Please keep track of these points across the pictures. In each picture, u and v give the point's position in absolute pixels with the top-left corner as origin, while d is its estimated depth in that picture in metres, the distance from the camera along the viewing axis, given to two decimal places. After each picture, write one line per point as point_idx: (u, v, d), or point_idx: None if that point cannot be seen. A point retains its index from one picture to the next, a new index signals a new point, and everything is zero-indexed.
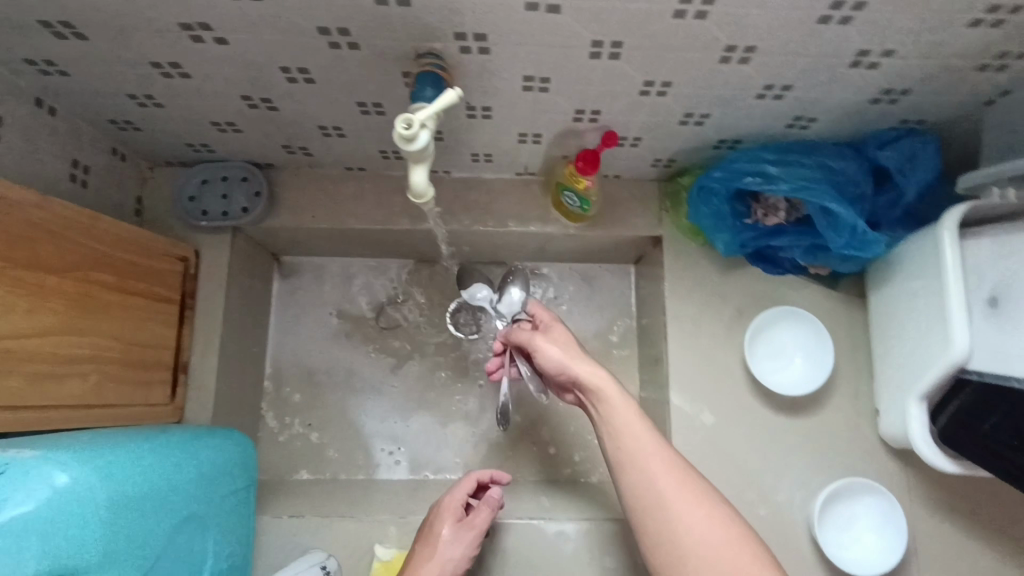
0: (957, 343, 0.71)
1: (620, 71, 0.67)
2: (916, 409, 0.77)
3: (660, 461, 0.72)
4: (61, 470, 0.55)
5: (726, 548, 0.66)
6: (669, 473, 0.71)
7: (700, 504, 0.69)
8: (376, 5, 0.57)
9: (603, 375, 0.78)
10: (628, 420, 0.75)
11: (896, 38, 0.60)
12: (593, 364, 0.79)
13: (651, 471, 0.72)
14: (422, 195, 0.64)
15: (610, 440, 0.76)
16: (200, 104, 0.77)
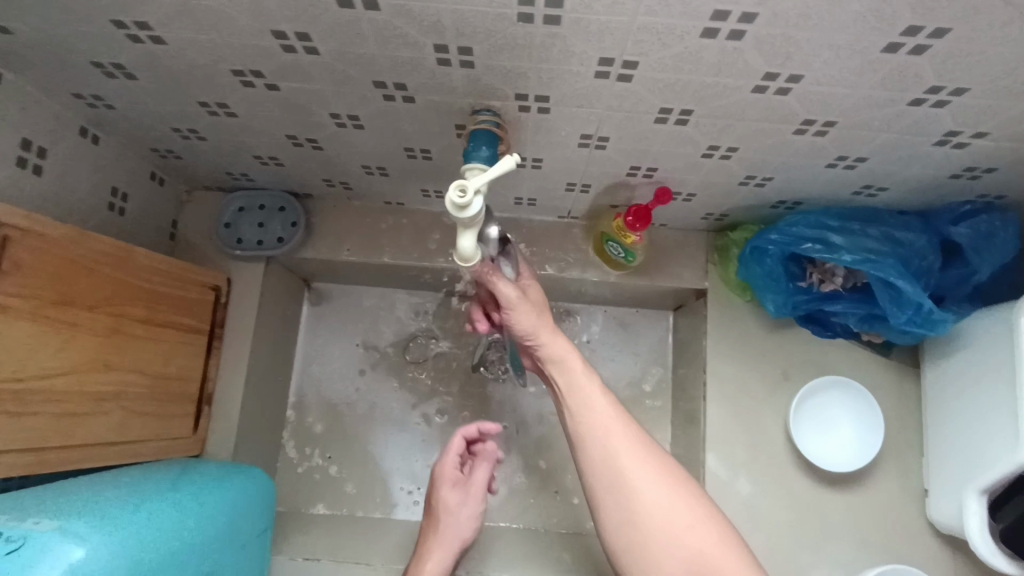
0: None
1: (684, 135, 0.63)
2: (975, 503, 0.74)
3: (620, 433, 0.69)
4: (76, 545, 0.54)
5: (705, 546, 0.65)
6: (633, 448, 0.69)
7: (666, 483, 0.68)
8: (437, 64, 0.54)
9: (571, 353, 0.72)
10: (587, 392, 0.71)
11: (991, 122, 0.56)
12: (558, 334, 0.72)
13: (614, 447, 0.68)
14: (469, 259, 0.60)
15: (569, 418, 0.72)
16: (243, 139, 0.74)
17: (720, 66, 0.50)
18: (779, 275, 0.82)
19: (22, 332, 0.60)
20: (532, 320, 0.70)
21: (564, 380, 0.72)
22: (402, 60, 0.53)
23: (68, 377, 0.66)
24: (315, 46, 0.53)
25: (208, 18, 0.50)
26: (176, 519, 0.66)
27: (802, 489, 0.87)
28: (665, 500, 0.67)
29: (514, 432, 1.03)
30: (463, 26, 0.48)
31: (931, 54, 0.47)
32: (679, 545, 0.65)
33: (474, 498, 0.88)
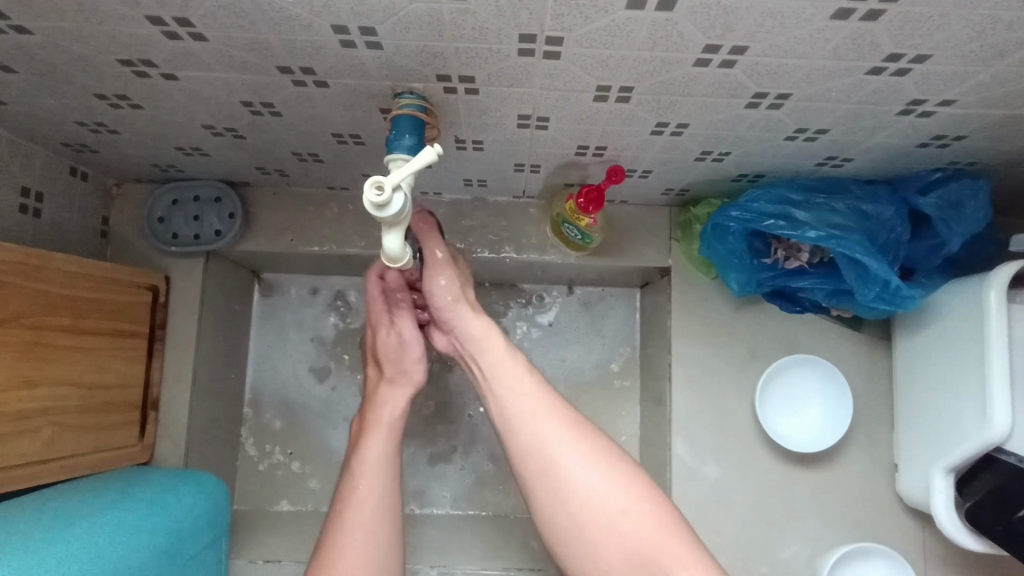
0: (997, 418, 0.64)
1: (629, 113, 0.58)
2: (942, 480, 0.71)
3: (547, 417, 0.65)
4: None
5: (638, 518, 0.61)
6: (563, 433, 0.64)
7: (602, 469, 0.63)
8: (342, 47, 0.48)
9: (492, 333, 0.70)
10: (512, 373, 0.68)
11: (958, 88, 0.51)
12: (480, 314, 0.71)
13: (541, 431, 0.64)
14: (399, 258, 0.56)
15: (496, 403, 0.68)
16: (157, 131, 0.68)
17: (654, 40, 0.45)
18: (742, 252, 0.78)
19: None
20: (448, 291, 0.71)
21: (488, 361, 0.69)
22: (302, 43, 0.48)
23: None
24: (200, 31, 0.47)
25: (70, 5, 0.44)
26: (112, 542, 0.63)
27: (770, 468, 0.85)
28: (600, 485, 0.62)
29: (480, 420, 1.01)
30: (359, 4, 0.42)
31: (888, 19, 0.41)
32: (615, 530, 0.60)
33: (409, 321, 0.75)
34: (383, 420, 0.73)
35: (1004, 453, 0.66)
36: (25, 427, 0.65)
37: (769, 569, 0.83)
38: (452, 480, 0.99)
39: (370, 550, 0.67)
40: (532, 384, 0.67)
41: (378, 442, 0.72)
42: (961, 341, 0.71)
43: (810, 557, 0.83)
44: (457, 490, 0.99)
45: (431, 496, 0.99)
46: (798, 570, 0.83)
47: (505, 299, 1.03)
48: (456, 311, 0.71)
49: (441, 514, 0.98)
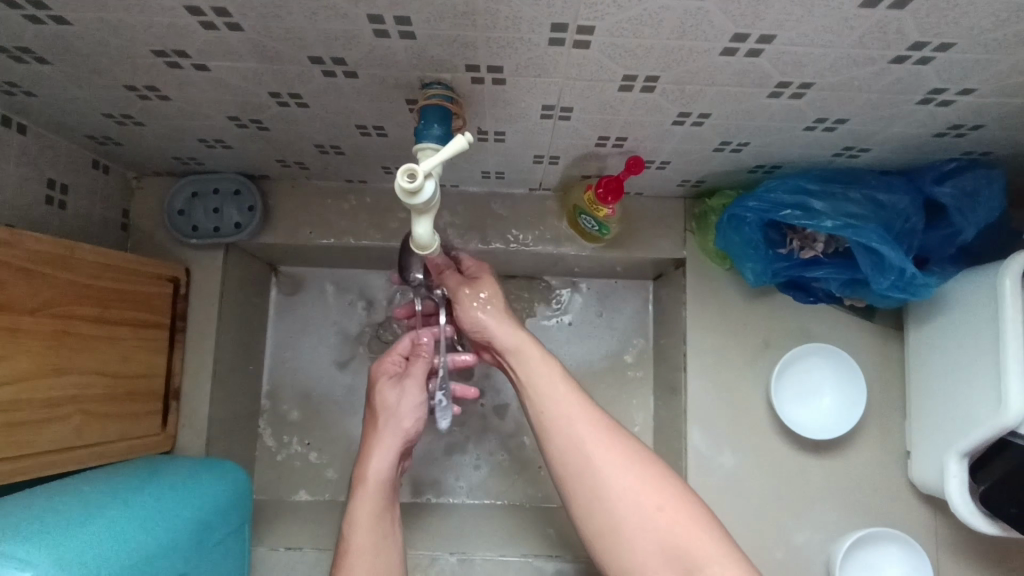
0: (1014, 408, 0.65)
1: (652, 103, 0.59)
2: (956, 466, 0.72)
3: (583, 418, 0.69)
4: (24, 567, 0.53)
5: (668, 513, 0.64)
6: (597, 435, 0.68)
7: (634, 468, 0.67)
8: (375, 37, 0.49)
9: (527, 343, 0.74)
10: (548, 381, 0.72)
11: (979, 77, 0.52)
12: (516, 327, 0.76)
13: (579, 433, 0.69)
14: (427, 246, 0.56)
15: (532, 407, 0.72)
16: (182, 123, 0.69)
17: (683, 29, 0.46)
18: (758, 243, 0.80)
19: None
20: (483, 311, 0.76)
21: (523, 371, 0.74)
22: (336, 32, 0.48)
23: (17, 385, 0.62)
24: (236, 21, 0.47)
25: None
26: (140, 527, 0.65)
27: (785, 457, 0.86)
28: (636, 481, 0.66)
29: (494, 411, 1.02)
30: None
31: (915, 7, 0.42)
32: (649, 524, 0.64)
33: (415, 386, 0.78)
34: (371, 480, 0.76)
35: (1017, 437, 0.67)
36: (53, 413, 0.67)
37: (784, 555, 0.84)
38: (468, 470, 1.00)
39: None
40: (567, 389, 0.71)
41: (366, 501, 0.75)
42: (958, 350, 0.74)
43: (824, 543, 0.85)
44: (473, 479, 1.00)
45: (447, 486, 1.00)
46: (812, 555, 0.85)
47: (519, 291, 1.04)
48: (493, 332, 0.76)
49: (457, 503, 0.99)
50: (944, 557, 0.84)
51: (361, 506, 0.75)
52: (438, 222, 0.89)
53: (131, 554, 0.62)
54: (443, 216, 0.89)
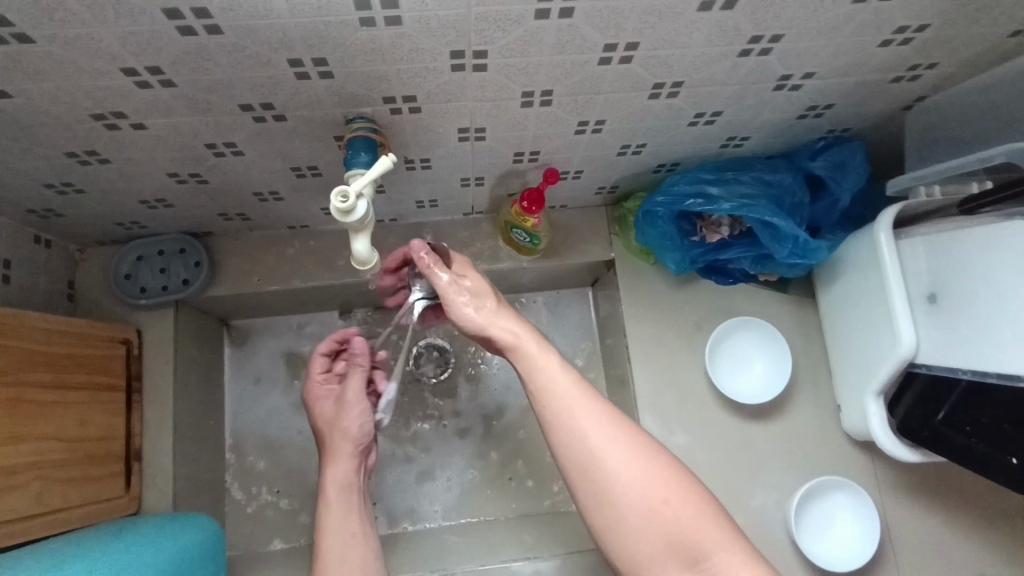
0: (906, 340, 0.74)
1: (553, 115, 0.67)
2: (875, 405, 0.80)
3: (590, 415, 0.67)
4: None
5: (676, 507, 0.63)
6: (603, 430, 0.66)
7: (640, 459, 0.65)
8: (298, 79, 0.55)
9: (523, 336, 0.70)
10: (549, 373, 0.69)
11: (814, 61, 0.62)
12: (510, 320, 0.71)
13: (588, 431, 0.66)
14: (367, 262, 0.61)
15: (539, 407, 0.69)
16: (123, 185, 0.73)
17: (562, 44, 0.54)
18: (673, 234, 0.88)
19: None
20: (474, 311, 0.71)
21: (525, 368, 0.70)
22: (261, 79, 0.54)
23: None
24: (169, 77, 0.53)
25: (52, 65, 0.50)
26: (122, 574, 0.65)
27: (732, 427, 0.93)
28: (643, 475, 0.64)
29: (460, 431, 1.05)
30: (311, 38, 0.50)
31: (742, 6, 0.52)
32: (660, 522, 0.63)
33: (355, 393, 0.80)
34: (331, 490, 0.79)
35: (917, 367, 0.77)
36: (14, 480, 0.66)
37: (745, 520, 0.90)
38: (441, 493, 1.02)
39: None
40: (572, 384, 0.68)
41: (332, 512, 0.78)
42: (869, 288, 0.81)
43: (779, 502, 0.91)
44: (446, 502, 1.02)
45: (422, 512, 1.01)
46: (770, 516, 0.90)
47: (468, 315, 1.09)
48: (489, 330, 0.71)
49: (434, 527, 1.01)
50: (887, 496, 0.91)
51: (328, 521, 0.78)
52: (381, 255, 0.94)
53: None
54: (385, 249, 0.94)
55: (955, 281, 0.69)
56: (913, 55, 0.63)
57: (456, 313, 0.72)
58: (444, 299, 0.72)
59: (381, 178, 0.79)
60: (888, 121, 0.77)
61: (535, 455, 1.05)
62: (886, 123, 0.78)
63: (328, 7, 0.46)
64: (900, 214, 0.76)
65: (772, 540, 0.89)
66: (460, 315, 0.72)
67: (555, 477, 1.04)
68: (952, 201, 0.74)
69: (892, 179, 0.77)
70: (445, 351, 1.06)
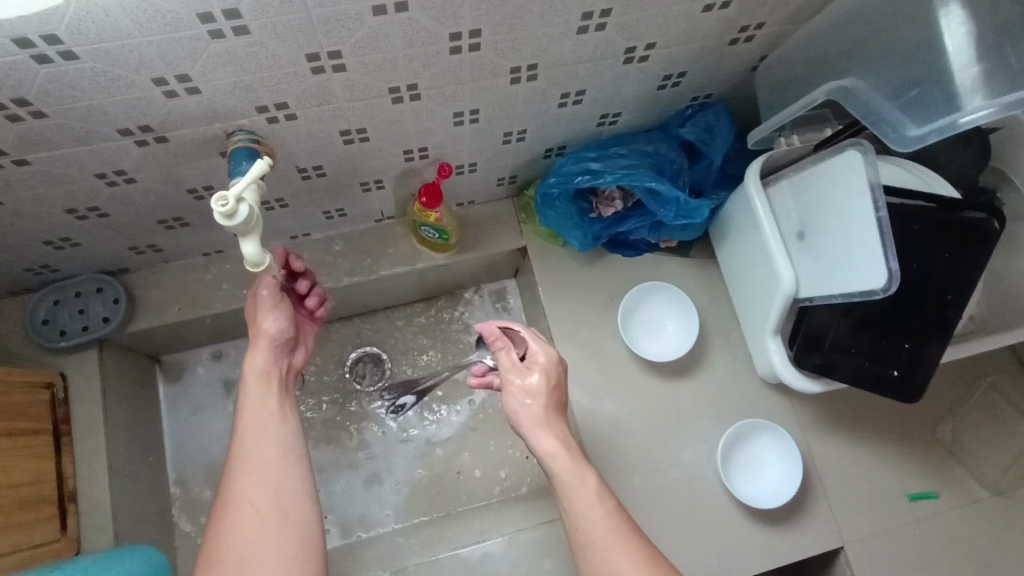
0: (784, 277, 0.79)
1: (427, 109, 0.72)
2: (774, 344, 0.84)
3: (621, 542, 0.65)
4: None
5: None
6: (629, 559, 0.64)
7: None
8: (167, 98, 0.59)
9: (582, 467, 0.70)
10: (590, 503, 0.68)
11: (650, 31, 0.68)
12: (573, 448, 0.72)
13: (613, 556, 0.64)
14: (260, 264, 0.65)
15: (573, 533, 0.68)
16: (23, 227, 0.75)
17: (409, 38, 0.59)
18: (571, 213, 0.93)
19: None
20: (547, 433, 0.72)
21: (572, 500, 0.69)
22: (130, 101, 0.58)
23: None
24: (39, 108, 0.56)
25: None
26: None
27: (655, 388, 0.97)
28: None
29: (403, 434, 1.07)
30: (167, 54, 0.53)
31: None
32: None
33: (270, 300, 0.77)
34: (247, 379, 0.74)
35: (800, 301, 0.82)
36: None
37: (678, 474, 0.94)
38: (391, 497, 1.04)
39: (265, 512, 0.64)
40: (609, 515, 0.67)
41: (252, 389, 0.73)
42: (751, 236, 0.86)
43: (709, 453, 0.95)
44: (396, 504, 1.04)
45: (374, 517, 1.03)
46: (701, 468, 0.94)
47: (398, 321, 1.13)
48: (551, 443, 0.72)
49: (388, 531, 1.02)
50: (806, 432, 0.97)
51: (247, 397, 0.73)
52: None
53: None
54: (303, 264, 0.97)
55: (819, 216, 0.75)
56: (739, 17, 0.70)
57: (531, 428, 0.73)
58: (504, 380, 0.75)
59: (280, 191, 0.82)
60: (741, 82, 0.84)
61: (480, 446, 1.08)
62: (741, 85, 0.85)
63: (174, 22, 0.50)
64: (766, 165, 0.83)
65: (704, 489, 0.93)
66: (530, 424, 0.73)
67: (500, 465, 1.07)
68: (809, 148, 0.82)
69: (751, 132, 0.83)
70: (381, 358, 1.11)
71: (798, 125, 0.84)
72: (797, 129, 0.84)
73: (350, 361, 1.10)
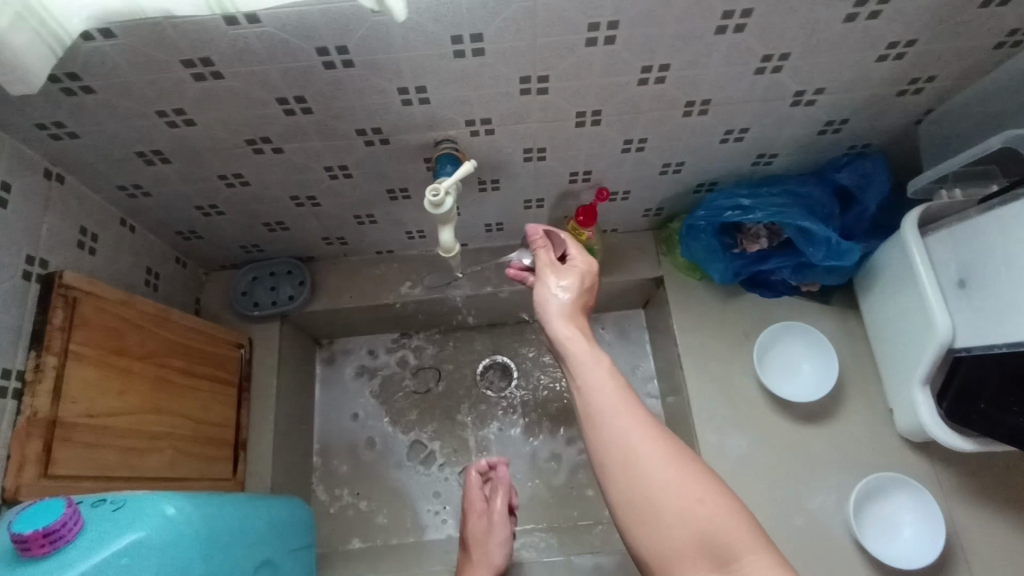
0: (940, 325, 0.79)
1: (603, 135, 0.81)
2: (921, 395, 0.84)
3: (630, 415, 0.68)
4: (168, 502, 0.62)
5: (698, 504, 0.62)
6: (647, 434, 0.67)
7: (677, 465, 0.65)
8: (401, 105, 0.71)
9: (593, 350, 0.75)
10: (601, 378, 0.72)
11: (822, 77, 0.74)
12: (583, 333, 0.77)
13: (624, 426, 0.67)
14: (450, 249, 0.76)
15: (583, 405, 0.71)
16: (254, 207, 0.91)
17: (608, 67, 0.68)
18: (716, 247, 0.98)
19: (88, 377, 0.70)
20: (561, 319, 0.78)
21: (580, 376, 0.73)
22: (375, 105, 0.71)
23: (132, 416, 0.76)
24: (309, 105, 0.70)
25: (228, 97, 0.68)
26: (242, 509, 0.75)
27: (785, 430, 0.97)
28: (674, 474, 0.64)
29: (524, 442, 1.13)
30: (415, 68, 0.66)
31: (750, 29, 0.65)
32: (685, 515, 0.62)
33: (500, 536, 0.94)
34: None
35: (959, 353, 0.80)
36: (156, 444, 0.79)
37: (803, 520, 0.92)
38: None
39: None
40: (620, 390, 0.71)
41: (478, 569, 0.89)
42: (903, 286, 0.87)
43: (838, 504, 0.92)
44: None
45: None
46: (830, 518, 0.92)
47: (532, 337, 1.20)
48: (571, 331, 0.77)
49: None
50: (950, 500, 0.92)
51: None
52: (455, 275, 1.08)
53: (236, 527, 0.71)
54: (458, 270, 1.08)
55: (981, 266, 0.76)
56: (912, 69, 0.74)
57: (552, 319, 0.79)
58: (539, 272, 0.82)
59: (458, 200, 0.93)
60: (904, 134, 0.87)
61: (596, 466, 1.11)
62: (903, 137, 0.87)
63: (431, 42, 0.62)
64: (925, 214, 0.83)
65: (831, 540, 0.90)
66: (557, 316, 0.78)
67: None
68: (973, 199, 0.82)
69: (913, 178, 0.86)
70: (509, 368, 1.19)
71: (964, 177, 0.84)
72: (963, 180, 0.84)
73: (481, 366, 1.18)
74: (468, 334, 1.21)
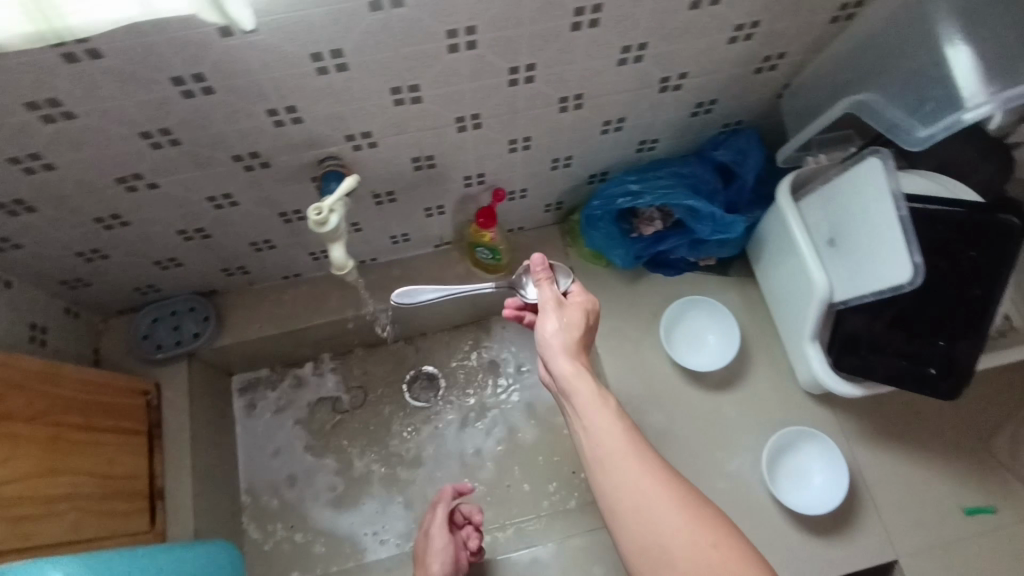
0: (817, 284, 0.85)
1: (486, 137, 0.82)
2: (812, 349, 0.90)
3: (642, 462, 0.70)
4: None
5: (715, 556, 0.63)
6: (658, 487, 0.68)
7: (687, 509, 0.66)
8: (274, 126, 0.70)
9: (605, 397, 0.75)
10: (611, 424, 0.73)
11: (683, 62, 0.78)
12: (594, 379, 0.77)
13: (641, 477, 0.69)
14: (343, 266, 0.75)
15: (595, 456, 0.72)
16: (140, 247, 0.87)
17: (476, 71, 0.70)
18: (615, 233, 1.01)
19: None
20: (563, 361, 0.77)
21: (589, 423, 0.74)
22: (247, 129, 0.70)
23: (30, 486, 0.72)
24: (175, 137, 0.68)
25: (86, 136, 0.65)
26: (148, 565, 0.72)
27: (699, 400, 1.01)
28: (682, 521, 0.66)
29: (458, 449, 1.13)
30: (281, 88, 0.65)
31: (604, 23, 0.68)
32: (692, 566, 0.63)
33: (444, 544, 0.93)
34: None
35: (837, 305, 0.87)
36: (60, 511, 0.76)
37: (725, 483, 0.96)
38: None
39: None
40: (628, 439, 0.71)
41: None
42: (786, 252, 0.92)
43: (755, 463, 0.98)
44: None
45: None
46: (748, 477, 0.97)
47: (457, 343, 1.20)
48: (580, 376, 0.76)
49: None
50: (853, 444, 0.99)
51: None
52: (366, 291, 1.07)
53: None
54: (370, 286, 1.07)
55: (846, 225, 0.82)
56: (761, 48, 0.79)
57: (552, 360, 0.78)
58: (540, 305, 0.80)
59: (355, 215, 0.93)
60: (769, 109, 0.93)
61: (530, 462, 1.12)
62: (769, 112, 0.93)
63: (292, 61, 0.62)
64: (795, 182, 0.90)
65: (751, 498, 0.95)
66: (557, 356, 0.78)
67: (549, 480, 1.10)
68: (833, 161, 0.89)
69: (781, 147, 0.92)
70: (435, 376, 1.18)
71: (825, 143, 0.91)
72: (824, 146, 0.92)
73: (406, 379, 1.17)
74: (390, 349, 1.20)
